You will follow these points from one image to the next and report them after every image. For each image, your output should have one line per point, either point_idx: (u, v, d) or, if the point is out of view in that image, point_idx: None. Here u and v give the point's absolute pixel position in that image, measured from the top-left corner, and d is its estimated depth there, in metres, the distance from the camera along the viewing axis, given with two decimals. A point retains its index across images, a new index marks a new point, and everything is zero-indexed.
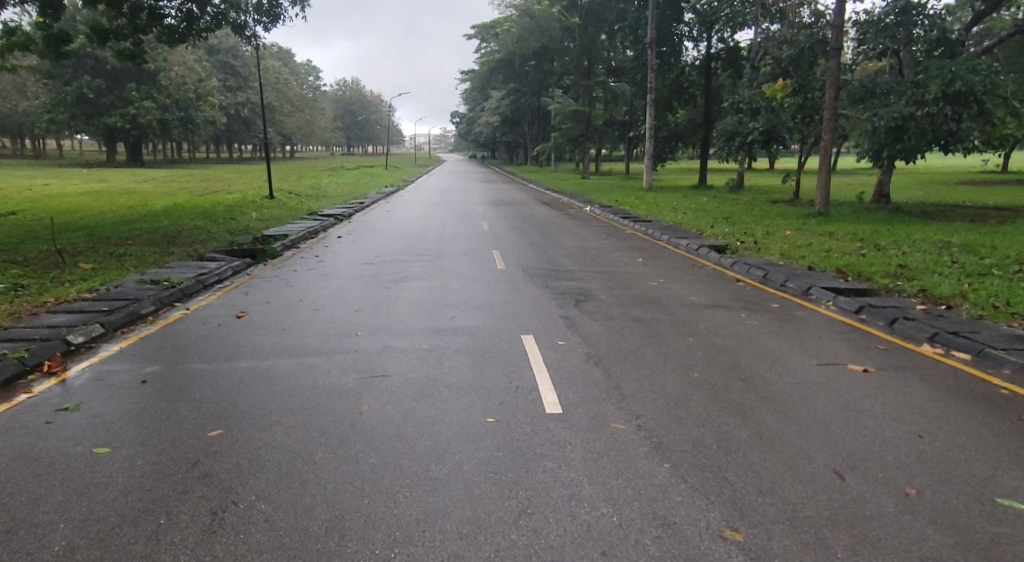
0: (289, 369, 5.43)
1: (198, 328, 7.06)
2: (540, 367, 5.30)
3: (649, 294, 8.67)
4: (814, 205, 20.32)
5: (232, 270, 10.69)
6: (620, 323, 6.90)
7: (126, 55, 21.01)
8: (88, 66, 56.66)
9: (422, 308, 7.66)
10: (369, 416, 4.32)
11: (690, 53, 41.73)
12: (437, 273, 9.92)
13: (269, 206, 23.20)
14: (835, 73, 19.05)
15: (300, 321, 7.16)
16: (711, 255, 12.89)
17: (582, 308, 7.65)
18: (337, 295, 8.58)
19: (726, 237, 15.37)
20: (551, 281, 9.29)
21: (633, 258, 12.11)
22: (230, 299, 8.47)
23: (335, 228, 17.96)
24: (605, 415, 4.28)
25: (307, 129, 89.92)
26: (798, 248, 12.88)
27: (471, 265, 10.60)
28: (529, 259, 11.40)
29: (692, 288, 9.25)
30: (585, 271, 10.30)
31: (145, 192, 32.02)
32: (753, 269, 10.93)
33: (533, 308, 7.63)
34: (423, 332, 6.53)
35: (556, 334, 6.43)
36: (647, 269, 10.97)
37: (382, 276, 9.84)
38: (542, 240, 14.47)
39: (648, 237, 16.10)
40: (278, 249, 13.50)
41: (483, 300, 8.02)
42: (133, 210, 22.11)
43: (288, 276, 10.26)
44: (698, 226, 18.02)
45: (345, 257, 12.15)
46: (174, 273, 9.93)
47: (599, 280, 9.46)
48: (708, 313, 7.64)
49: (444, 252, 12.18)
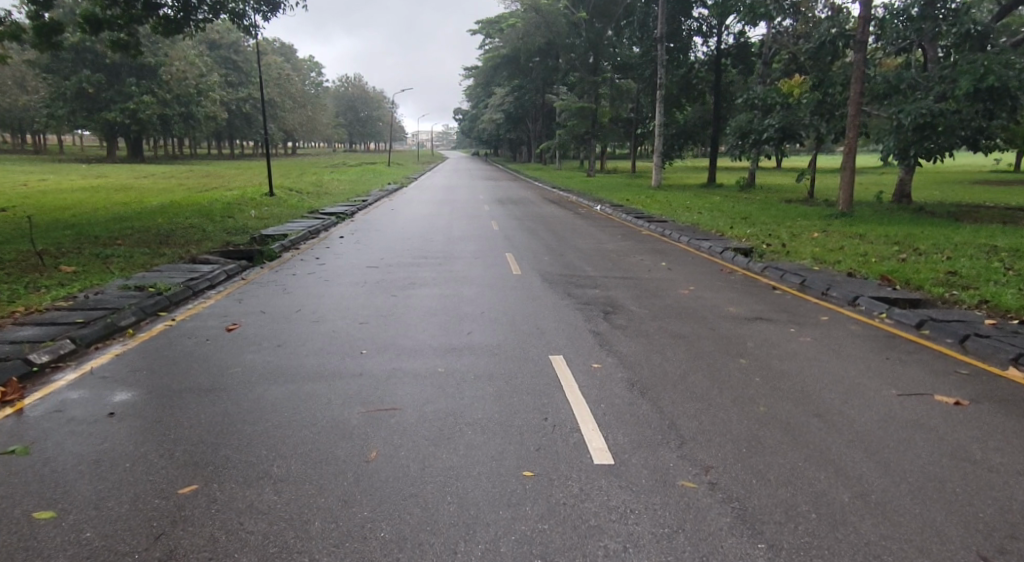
0: (283, 398, 4.67)
1: (182, 343, 6.29)
2: (576, 398, 4.52)
3: (681, 304, 7.90)
4: (837, 205, 19.52)
5: (225, 274, 9.91)
6: (658, 340, 6.14)
7: (120, 46, 20.28)
8: (88, 61, 55.95)
9: (434, 320, 6.91)
10: (378, 467, 3.53)
11: (700, 49, 40.81)
12: (448, 280, 9.17)
13: (269, 203, 22.51)
14: (860, 67, 18.20)
15: (299, 336, 6.41)
16: (738, 259, 12.09)
17: (611, 321, 6.88)
18: (340, 304, 7.84)
19: (750, 239, 14.64)
20: (573, 289, 8.51)
21: (656, 262, 11.32)
22: (222, 308, 7.72)
23: (337, 227, 17.21)
24: (667, 468, 3.49)
25: (309, 125, 89.14)
26: (830, 252, 12.08)
27: (484, 271, 9.82)
28: (546, 263, 10.60)
29: (726, 297, 8.48)
30: (608, 278, 9.51)
31: (142, 188, 31.35)
32: (788, 275, 10.18)
33: (557, 321, 6.85)
34: (438, 350, 5.77)
35: (587, 354, 5.66)
36: (673, 274, 10.21)
37: (388, 282, 9.05)
38: (556, 242, 13.70)
39: (666, 239, 15.35)
40: (277, 249, 12.76)
41: (501, 311, 7.26)
42: (128, 207, 21.38)
43: (287, 282, 9.51)
44: (716, 226, 17.27)
45: (348, 260, 11.36)
46: (162, 278, 9.15)
47: (624, 289, 8.69)
48: (751, 327, 6.88)
49: (454, 255, 11.45)
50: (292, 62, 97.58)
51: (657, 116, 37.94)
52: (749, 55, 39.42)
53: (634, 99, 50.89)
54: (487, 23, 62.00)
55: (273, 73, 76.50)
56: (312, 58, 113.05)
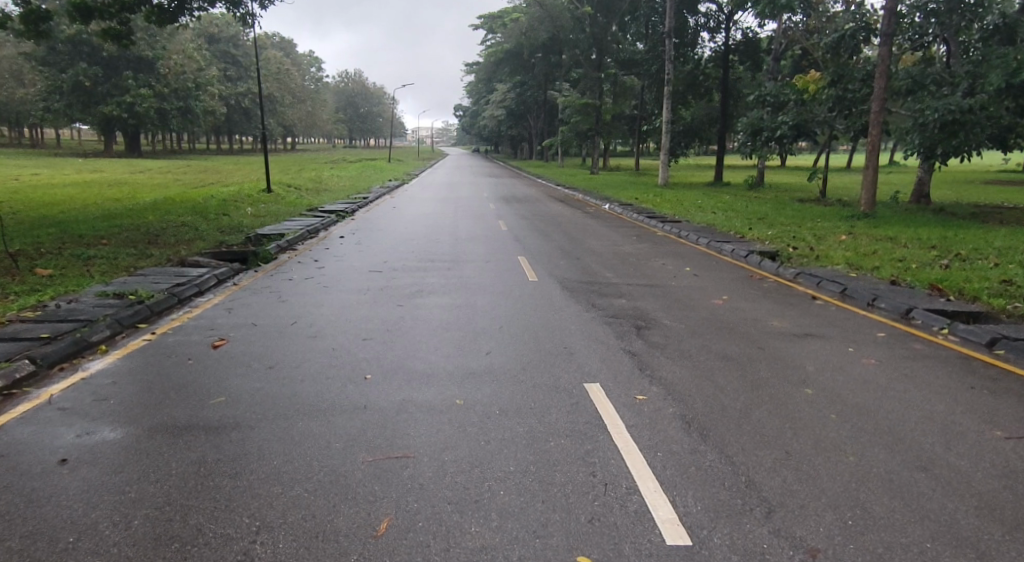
0: (275, 439, 3.90)
1: (163, 362, 5.52)
2: (627, 444, 3.75)
3: (720, 318, 7.12)
4: (858, 205, 18.75)
5: (215, 279, 9.13)
6: (704, 363, 5.38)
7: (111, 36, 19.44)
8: (84, 53, 54.97)
9: (446, 336, 6.16)
10: (392, 550, 2.76)
11: (707, 45, 39.95)
12: (458, 287, 8.42)
13: (266, 200, 21.75)
14: (884, 62, 17.39)
15: (297, 354, 5.66)
16: (765, 263, 11.32)
17: (646, 338, 6.11)
18: (341, 314, 7.09)
19: (773, 241, 13.90)
20: (597, 299, 7.74)
21: (679, 267, 10.55)
22: (210, 319, 6.94)
23: (337, 226, 16.48)
24: (759, 551, 2.74)
25: (309, 120, 88.14)
26: (864, 256, 11.33)
27: (496, 277, 9.06)
28: (562, 269, 9.84)
29: (766, 309, 7.71)
30: (632, 286, 8.75)
31: (136, 184, 30.55)
32: (826, 282, 9.42)
33: (586, 339, 6.07)
34: (454, 376, 4.99)
35: (628, 381, 4.89)
36: (700, 281, 9.44)
37: (392, 290, 8.29)
38: (570, 243, 12.95)
39: (683, 241, 14.60)
40: (273, 250, 12.00)
41: (523, 325, 6.52)
42: (120, 203, 20.58)
43: (284, 288, 8.76)
44: (734, 227, 16.54)
45: (348, 263, 10.59)
46: (144, 283, 8.35)
47: (652, 299, 7.94)
48: (806, 346, 6.10)
49: (462, 258, 10.70)
50: (292, 56, 96.50)
51: (664, 113, 37.10)
52: (757, 51, 38.64)
53: (639, 96, 50.02)
54: (490, 17, 61.08)
55: (272, 67, 75.56)
56: (312, 52, 111.86)
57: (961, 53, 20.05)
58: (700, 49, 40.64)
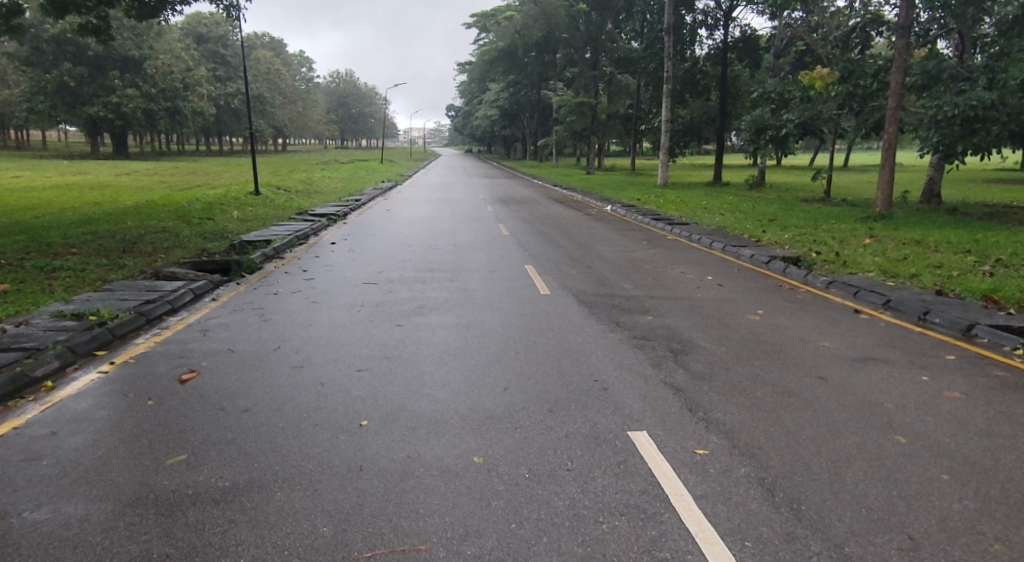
0: (245, 524, 3.02)
1: (117, 403, 4.61)
2: (705, 532, 2.87)
3: (762, 338, 6.25)
4: (873, 206, 17.99)
5: (191, 294, 8.22)
6: (763, 399, 4.54)
7: (89, 30, 18.41)
8: (69, 52, 53.47)
9: (455, 364, 5.31)
10: None
11: (704, 43, 39.18)
12: (463, 302, 7.56)
13: (253, 203, 20.78)
14: (902, 55, 16.61)
15: (279, 390, 4.79)
16: (790, 270, 10.53)
17: (685, 367, 5.26)
18: (334, 337, 6.21)
19: (792, 245, 13.12)
20: (621, 316, 6.91)
21: (701, 276, 9.73)
22: (181, 345, 6.04)
23: (328, 231, 15.60)
24: None
25: (300, 121, 87.00)
26: (896, 262, 10.57)
27: (503, 290, 8.20)
28: (575, 279, 8.99)
29: (810, 325, 6.84)
30: (654, 298, 7.93)
31: (120, 186, 29.58)
32: (863, 292, 8.62)
33: (617, 368, 5.18)
34: (468, 422, 4.13)
35: (680, 428, 4.01)
36: (726, 292, 8.60)
37: (390, 306, 7.41)
38: (577, 250, 12.09)
39: (696, 245, 13.82)
40: (258, 259, 11.11)
41: (543, 350, 5.67)
42: (100, 207, 19.57)
43: (269, 304, 7.88)
44: (746, 230, 15.78)
45: (341, 274, 9.72)
46: (109, 300, 7.41)
47: (681, 316, 7.08)
48: (872, 374, 5.23)
49: (465, 268, 9.85)
50: (282, 56, 95.32)
51: (663, 112, 36.32)
52: (756, 49, 38.09)
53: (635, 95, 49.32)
54: (482, 15, 60.33)
55: (262, 67, 74.39)
56: (302, 52, 110.66)
57: (975, 48, 19.41)
58: (698, 47, 40.04)
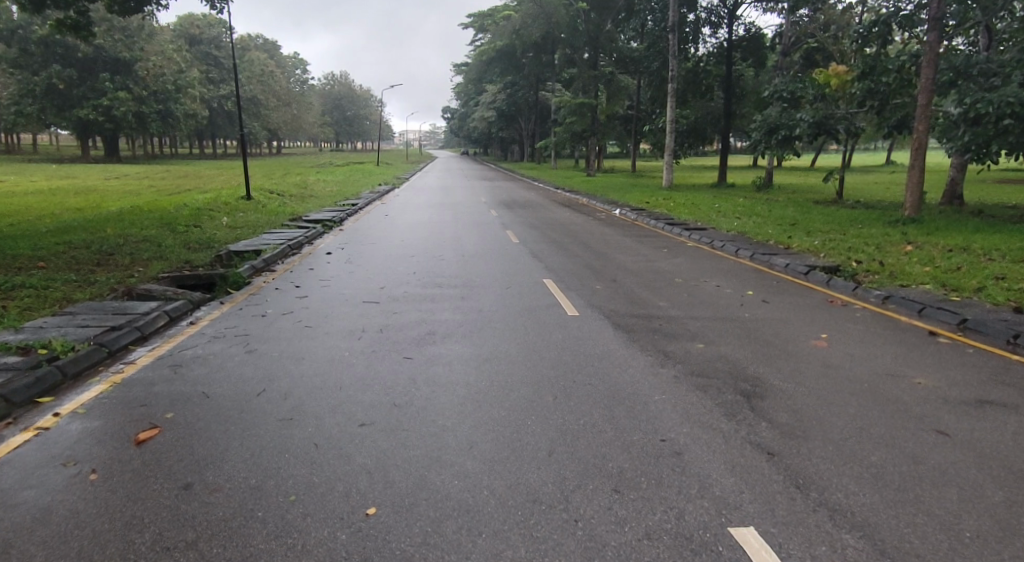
0: None
1: (50, 480, 3.56)
2: None
3: (841, 373, 5.24)
4: (901, 208, 16.99)
5: (165, 316, 7.18)
6: (886, 466, 3.53)
7: (68, 26, 17.30)
8: (58, 55, 51.83)
9: (481, 416, 4.28)
10: None
11: (707, 42, 38.22)
12: (481, 327, 6.59)
13: (244, 208, 19.72)
14: (933, 48, 15.62)
15: (263, 457, 3.77)
16: (836, 282, 9.56)
17: (768, 415, 4.24)
18: (331, 375, 5.19)
19: (827, 252, 12.13)
20: (666, 345, 5.90)
21: (741, 290, 8.73)
22: (144, 388, 5.01)
23: (323, 239, 14.58)
24: None
25: (295, 124, 85.84)
26: (952, 273, 9.61)
27: (523, 311, 7.21)
28: (602, 297, 7.97)
29: (890, 355, 5.80)
30: (698, 319, 6.95)
31: (107, 190, 28.50)
32: (930, 309, 7.61)
33: (685, 421, 4.13)
34: (509, 512, 3.10)
35: (797, 521, 2.98)
36: (774, 311, 7.59)
37: (397, 333, 6.42)
38: (596, 260, 11.07)
39: (721, 252, 12.86)
40: (246, 272, 10.08)
41: (586, 394, 4.62)
42: (81, 213, 18.46)
43: (255, 329, 6.83)
44: (770, 236, 14.78)
45: (339, 290, 8.72)
46: (65, 327, 6.33)
47: (735, 344, 6.05)
48: (1001, 425, 4.19)
49: (477, 283, 8.89)
50: (276, 58, 94.16)
51: (668, 113, 35.31)
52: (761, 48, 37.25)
53: (635, 96, 48.42)
54: (479, 16, 59.46)
55: (256, 69, 73.29)
56: (297, 54, 109.50)
57: (1001, 43, 18.54)
58: (701, 46, 39.15)
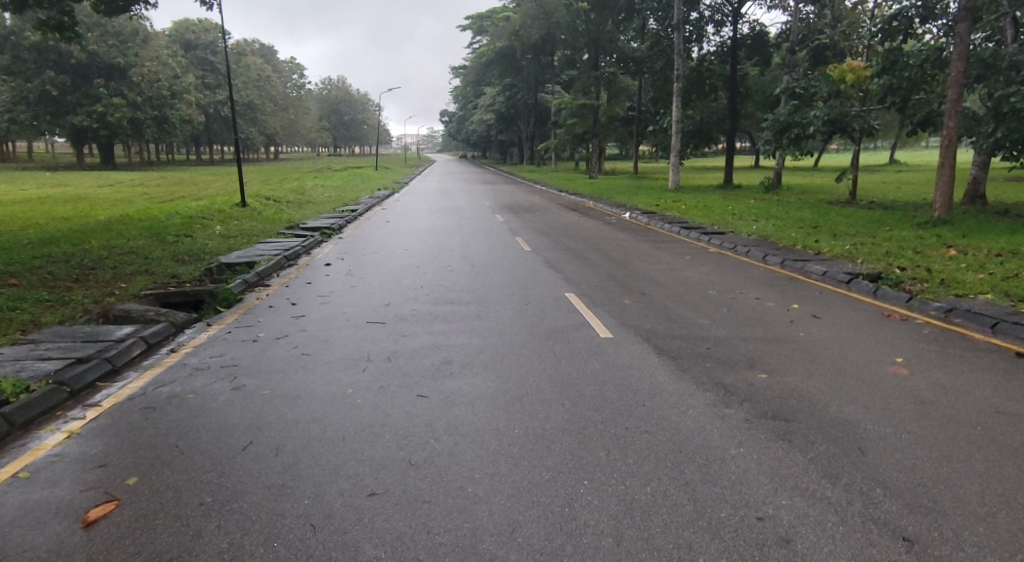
0: None
1: None
2: None
3: (943, 410, 4.37)
4: (930, 208, 16.08)
5: (141, 342, 6.29)
6: None
7: (50, 27, 16.42)
8: (52, 61, 50.79)
9: (522, 481, 3.43)
10: None
11: (712, 40, 37.38)
12: (501, 355, 5.76)
13: (238, 216, 18.90)
14: (963, 41, 14.78)
15: (246, 548, 2.91)
16: (884, 292, 8.70)
17: (881, 475, 3.37)
18: (333, 423, 4.33)
19: (864, 258, 11.28)
20: (724, 375, 5.05)
21: (785, 305, 7.86)
22: (105, 444, 4.14)
23: (321, 248, 13.73)
24: None
25: (292, 128, 84.82)
26: (1010, 281, 8.74)
27: (548, 335, 6.35)
28: (634, 315, 7.11)
29: (987, 386, 4.93)
30: (750, 342, 6.09)
31: (98, 198, 27.68)
32: (1005, 325, 6.74)
33: (781, 485, 3.28)
34: None
35: None
36: (831, 329, 6.74)
37: (406, 364, 5.55)
38: (618, 270, 10.21)
39: (747, 259, 12.03)
40: (238, 287, 9.24)
41: (647, 448, 3.75)
42: (68, 223, 17.63)
43: (245, 358, 5.97)
44: (795, 240, 13.93)
45: (339, 309, 7.88)
46: (21, 361, 5.44)
47: (805, 372, 5.18)
48: None
49: (491, 299, 8.05)
50: (273, 63, 93.32)
51: (674, 112, 34.41)
52: (766, 46, 36.37)
53: (636, 97, 47.65)
54: (477, 18, 59.25)
55: (252, 74, 72.62)
56: (293, 59, 108.71)
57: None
58: (704, 45, 38.29)
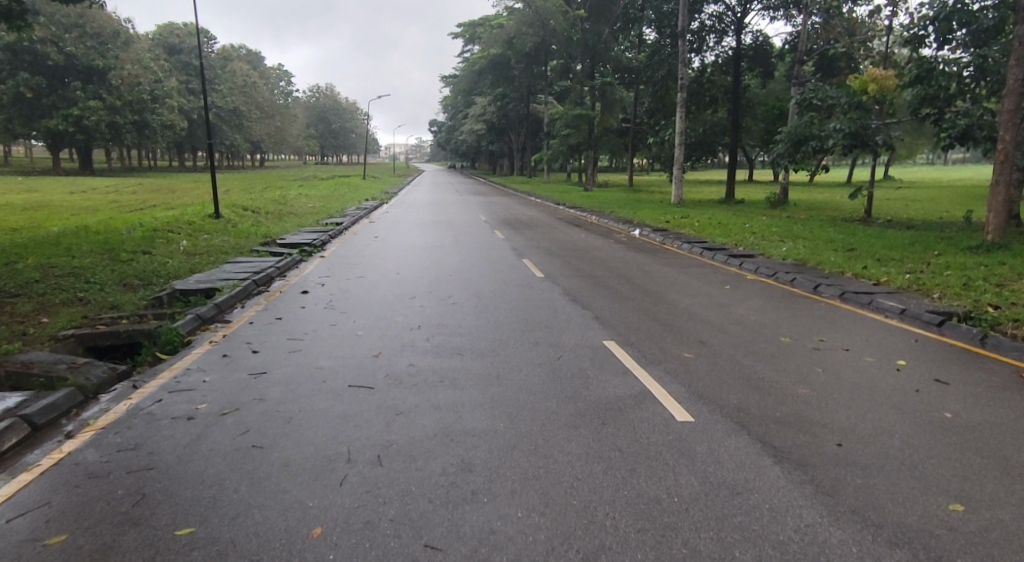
0: None
1: None
2: None
3: None
4: (985, 230, 14.34)
5: (18, 425, 4.35)
6: None
7: None
8: (26, 62, 48.17)
9: None
10: None
11: (714, 49, 35.72)
12: (546, 456, 3.91)
13: (209, 228, 16.98)
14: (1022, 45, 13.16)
15: None
16: (998, 342, 6.95)
17: None
18: None
19: (941, 292, 9.55)
20: (904, 509, 3.25)
21: (893, 363, 6.07)
22: None
23: (299, 270, 11.83)
24: None
25: (277, 137, 82.57)
26: None
27: (605, 418, 4.50)
28: (711, 382, 5.29)
29: None
30: (890, 432, 4.30)
31: (63, 205, 25.60)
32: None
33: None
34: None
35: None
36: (976, 403, 4.98)
37: (400, 477, 3.68)
38: (658, 305, 8.44)
39: (797, 289, 10.31)
40: (186, 326, 7.33)
41: None
42: (14, 234, 15.64)
43: (170, 452, 4.10)
44: (840, 266, 12.22)
45: (308, 363, 5.99)
46: None
47: (1016, 498, 3.40)
48: None
49: (508, 349, 6.20)
50: (259, 70, 91.19)
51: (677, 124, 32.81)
52: (768, 57, 34.80)
53: (634, 109, 46.15)
54: (469, 25, 58.11)
55: (237, 80, 70.61)
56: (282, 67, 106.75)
57: None
58: (705, 54, 36.56)
